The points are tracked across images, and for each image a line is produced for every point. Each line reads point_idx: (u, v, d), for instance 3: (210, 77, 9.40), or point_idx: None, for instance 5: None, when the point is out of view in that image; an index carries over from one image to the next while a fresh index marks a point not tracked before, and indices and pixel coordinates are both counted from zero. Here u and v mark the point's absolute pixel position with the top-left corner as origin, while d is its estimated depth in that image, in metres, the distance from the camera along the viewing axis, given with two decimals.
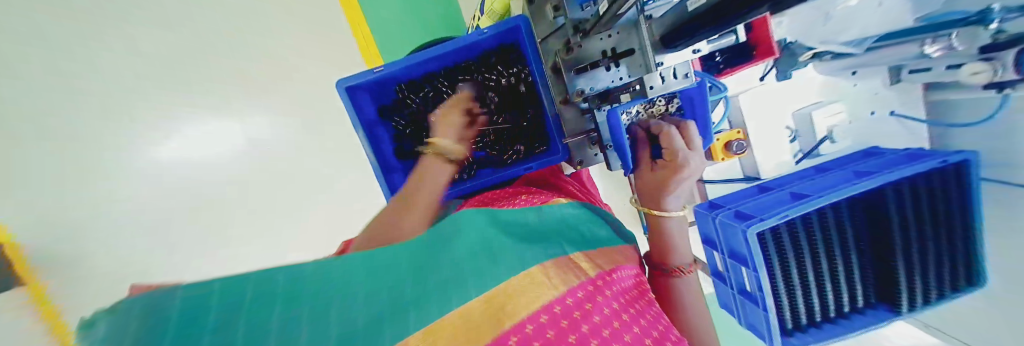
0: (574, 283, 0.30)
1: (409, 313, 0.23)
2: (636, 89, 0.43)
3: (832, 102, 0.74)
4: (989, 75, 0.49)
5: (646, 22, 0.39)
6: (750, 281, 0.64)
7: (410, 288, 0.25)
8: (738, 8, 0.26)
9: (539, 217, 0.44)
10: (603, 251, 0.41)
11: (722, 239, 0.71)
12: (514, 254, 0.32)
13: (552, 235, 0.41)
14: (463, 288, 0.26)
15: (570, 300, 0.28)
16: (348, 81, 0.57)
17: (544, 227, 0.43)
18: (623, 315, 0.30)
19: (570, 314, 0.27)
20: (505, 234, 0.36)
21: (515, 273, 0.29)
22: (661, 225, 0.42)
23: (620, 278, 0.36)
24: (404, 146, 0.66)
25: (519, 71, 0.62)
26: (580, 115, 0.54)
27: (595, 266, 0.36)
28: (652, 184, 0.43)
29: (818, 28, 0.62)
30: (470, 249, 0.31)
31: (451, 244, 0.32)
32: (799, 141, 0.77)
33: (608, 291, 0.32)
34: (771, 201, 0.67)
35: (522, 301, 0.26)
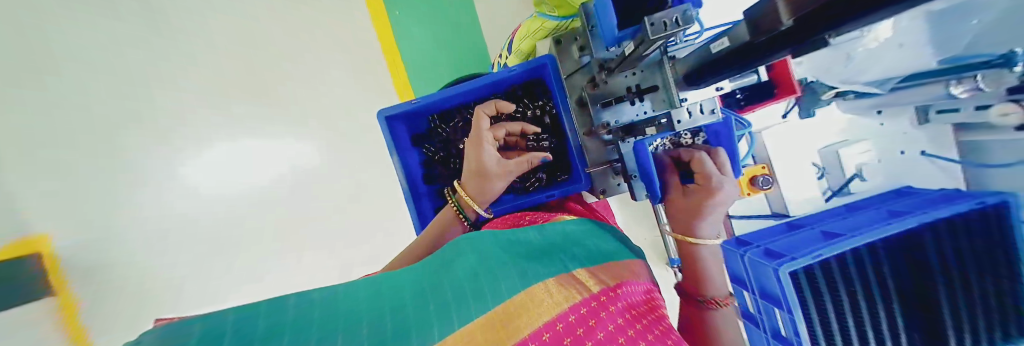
0: (576, 300, 0.30)
1: (412, 331, 0.23)
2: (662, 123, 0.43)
3: (859, 140, 0.73)
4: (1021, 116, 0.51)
5: (670, 62, 0.42)
6: (785, 325, 0.60)
7: (411, 310, 0.26)
8: (765, 48, 0.28)
9: (541, 235, 0.46)
10: (607, 267, 0.40)
11: (752, 278, 0.68)
12: (515, 273, 0.33)
13: (554, 253, 0.41)
14: (463, 308, 0.27)
15: (572, 317, 0.28)
16: (388, 111, 0.62)
17: (546, 244, 0.43)
18: (628, 330, 0.29)
19: (573, 331, 0.27)
20: (506, 255, 0.37)
21: (515, 291, 0.29)
22: (694, 251, 0.43)
23: (626, 293, 0.35)
24: (434, 171, 0.70)
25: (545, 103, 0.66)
26: (602, 145, 0.57)
27: (599, 282, 0.35)
28: (683, 210, 0.45)
29: (839, 69, 0.66)
30: (469, 271, 0.32)
31: (452, 268, 0.33)
32: (827, 178, 0.75)
33: (612, 306, 0.31)
34: (801, 240, 0.65)
35: (525, 319, 0.27)
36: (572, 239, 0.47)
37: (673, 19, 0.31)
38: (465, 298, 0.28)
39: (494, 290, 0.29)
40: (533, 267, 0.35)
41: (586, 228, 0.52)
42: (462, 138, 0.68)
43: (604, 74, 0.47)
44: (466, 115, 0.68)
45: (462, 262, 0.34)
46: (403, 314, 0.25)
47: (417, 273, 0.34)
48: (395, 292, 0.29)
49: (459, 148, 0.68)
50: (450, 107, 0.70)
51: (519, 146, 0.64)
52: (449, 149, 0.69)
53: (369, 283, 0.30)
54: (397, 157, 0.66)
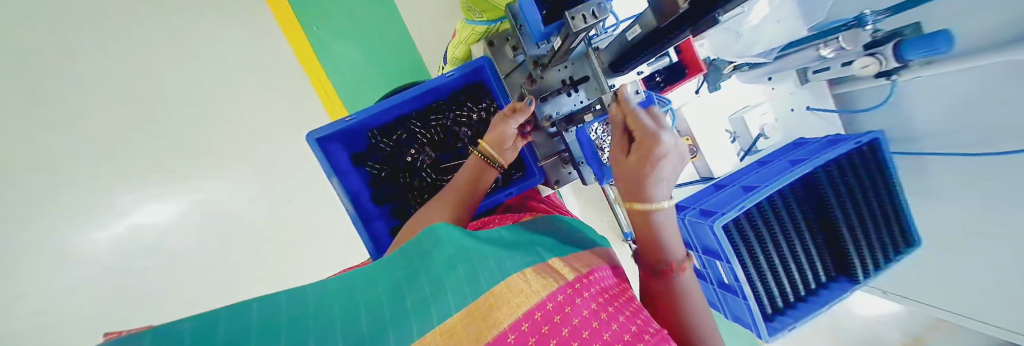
0: (553, 288, 0.31)
1: (386, 340, 0.22)
2: (597, 109, 0.46)
3: (759, 104, 0.84)
4: (876, 66, 0.59)
5: (595, 53, 0.45)
6: (727, 273, 0.68)
7: (388, 315, 0.25)
8: (674, 28, 0.31)
9: (514, 232, 0.45)
10: (580, 257, 0.41)
11: (695, 238, 0.76)
12: (494, 261, 0.32)
13: (529, 244, 0.41)
14: (442, 306, 0.26)
15: (550, 304, 0.28)
16: (318, 133, 0.57)
17: (521, 238, 0.43)
18: (601, 313, 0.30)
19: (551, 318, 0.27)
20: (483, 244, 0.36)
21: (495, 282, 0.29)
22: (649, 219, 0.39)
23: (599, 278, 0.36)
24: (381, 189, 0.65)
25: (488, 105, 0.64)
26: (549, 138, 0.58)
27: (574, 270, 0.36)
28: (628, 173, 0.39)
29: (733, 45, 0.74)
30: (451, 260, 0.31)
31: (430, 255, 0.31)
32: (739, 141, 0.87)
33: (586, 293, 0.32)
34: (730, 195, 0.74)
35: (505, 311, 0.26)
36: (545, 234, 0.47)
37: (591, 12, 0.34)
38: (443, 293, 0.27)
39: (473, 282, 0.28)
40: (512, 257, 0.35)
41: (552, 222, 0.53)
42: (408, 150, 0.65)
43: (539, 70, 0.48)
44: (408, 127, 0.65)
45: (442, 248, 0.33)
46: (379, 321, 0.24)
47: (394, 266, 0.32)
48: (369, 293, 0.27)
49: (406, 161, 0.65)
50: (390, 120, 0.66)
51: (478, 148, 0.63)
52: (395, 163, 0.65)
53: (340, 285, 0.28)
54: (338, 182, 0.61)
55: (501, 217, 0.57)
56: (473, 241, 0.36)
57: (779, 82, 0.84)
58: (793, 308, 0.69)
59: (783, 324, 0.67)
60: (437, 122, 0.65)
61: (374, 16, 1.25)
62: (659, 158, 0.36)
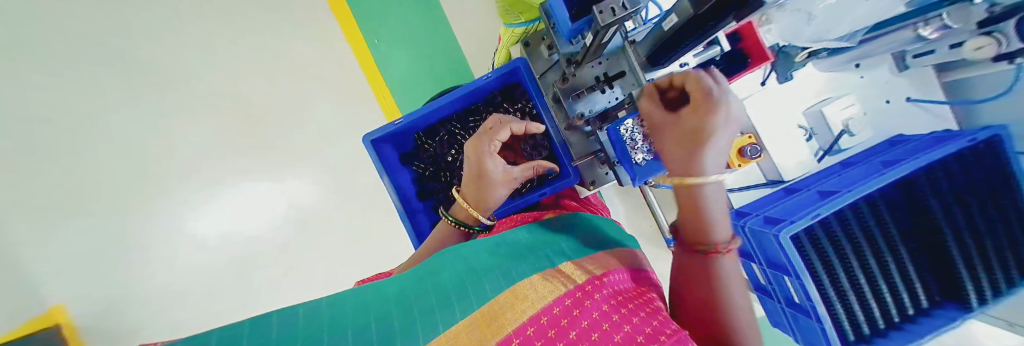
0: (561, 293, 0.31)
1: (394, 338, 0.23)
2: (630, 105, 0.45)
3: (841, 96, 0.73)
4: (995, 47, 0.49)
5: (632, 47, 0.43)
6: (796, 290, 0.60)
7: (396, 319, 0.26)
8: (717, 12, 0.28)
9: (529, 234, 0.46)
10: (596, 257, 0.41)
11: (756, 248, 0.67)
12: (503, 273, 0.34)
13: (542, 248, 0.42)
14: (448, 314, 0.27)
15: (557, 309, 0.28)
16: (372, 135, 0.63)
17: (534, 242, 0.44)
18: (613, 316, 0.28)
19: (558, 322, 0.27)
20: (494, 256, 0.38)
21: (500, 292, 0.30)
22: (694, 196, 0.33)
23: (613, 281, 0.35)
24: (426, 187, 0.70)
25: (524, 105, 0.65)
26: (585, 138, 0.57)
27: (586, 272, 0.36)
28: (675, 138, 0.35)
29: (806, 29, 0.63)
30: (459, 278, 0.33)
31: (439, 275, 0.34)
32: (816, 139, 0.75)
33: (598, 294, 0.31)
34: (798, 203, 0.64)
35: (512, 315, 0.27)
36: (564, 234, 0.48)
37: (621, 4, 0.33)
38: (451, 302, 0.29)
39: (479, 291, 0.30)
40: (518, 267, 0.36)
41: (575, 222, 0.53)
42: (449, 150, 0.69)
43: (572, 68, 0.47)
44: (450, 128, 0.69)
45: (452, 267, 0.35)
46: (388, 322, 0.25)
47: (400, 283, 0.34)
48: (378, 303, 0.29)
49: (446, 160, 0.69)
50: (433, 122, 0.71)
51: (513, 150, 0.66)
52: (437, 162, 0.70)
53: (352, 297, 0.30)
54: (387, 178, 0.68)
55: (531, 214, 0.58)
56: (484, 255, 0.38)
57: (872, 69, 0.72)
58: (884, 337, 0.57)
59: None
60: (475, 123, 0.68)
61: (421, 24, 1.35)
62: (718, 125, 0.32)
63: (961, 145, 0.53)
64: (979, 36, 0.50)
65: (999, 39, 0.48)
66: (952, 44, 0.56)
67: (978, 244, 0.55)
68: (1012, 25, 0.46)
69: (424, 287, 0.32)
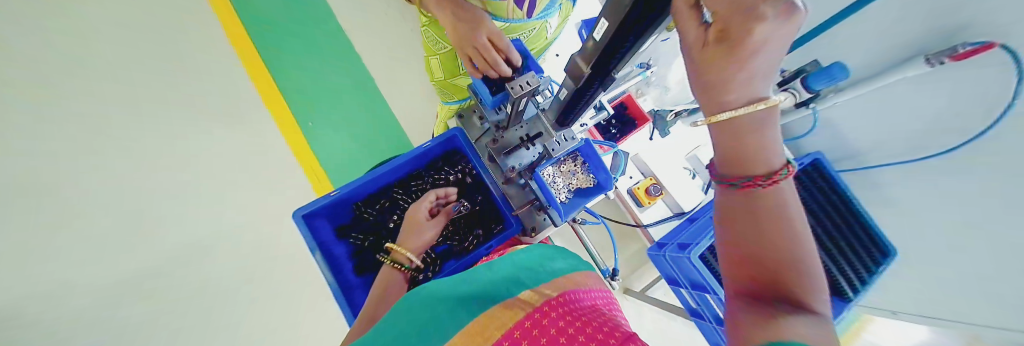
0: (521, 316, 0.33)
1: None
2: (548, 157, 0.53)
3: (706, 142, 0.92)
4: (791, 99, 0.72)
5: (543, 113, 0.55)
6: (716, 304, 0.68)
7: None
8: (590, 85, 0.39)
9: (489, 266, 0.47)
10: (562, 279, 0.42)
11: (680, 273, 0.77)
12: (462, 308, 0.35)
13: (505, 276, 0.42)
14: None
15: (517, 333, 0.30)
16: (303, 209, 0.62)
17: (495, 271, 0.44)
18: (569, 329, 0.31)
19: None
20: (453, 291, 0.39)
21: (461, 328, 0.31)
22: (735, 135, 0.26)
23: (573, 298, 0.37)
24: (366, 259, 0.67)
25: (464, 167, 0.72)
26: (521, 189, 0.65)
27: (543, 295, 0.37)
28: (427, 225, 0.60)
29: (668, 96, 0.94)
30: (417, 323, 0.33)
31: (398, 325, 0.35)
32: (699, 176, 0.91)
33: (555, 313, 0.33)
34: (699, 227, 0.77)
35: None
36: (530, 263, 0.46)
37: (526, 82, 0.44)
38: None
39: (440, 333, 0.32)
40: (479, 301, 0.36)
41: (552, 250, 0.50)
42: (393, 217, 0.69)
43: (499, 132, 0.57)
44: (392, 195, 0.71)
45: (412, 312, 0.36)
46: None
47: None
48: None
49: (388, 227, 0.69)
50: (373, 191, 0.72)
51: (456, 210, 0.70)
52: (378, 230, 0.69)
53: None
54: (321, 253, 0.64)
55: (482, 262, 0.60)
56: (445, 291, 0.39)
57: None
58: None
59: None
60: (417, 187, 0.71)
61: (357, 105, 1.42)
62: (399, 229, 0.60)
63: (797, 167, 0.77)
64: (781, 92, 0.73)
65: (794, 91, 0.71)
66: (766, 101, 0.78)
67: (822, 245, 0.72)
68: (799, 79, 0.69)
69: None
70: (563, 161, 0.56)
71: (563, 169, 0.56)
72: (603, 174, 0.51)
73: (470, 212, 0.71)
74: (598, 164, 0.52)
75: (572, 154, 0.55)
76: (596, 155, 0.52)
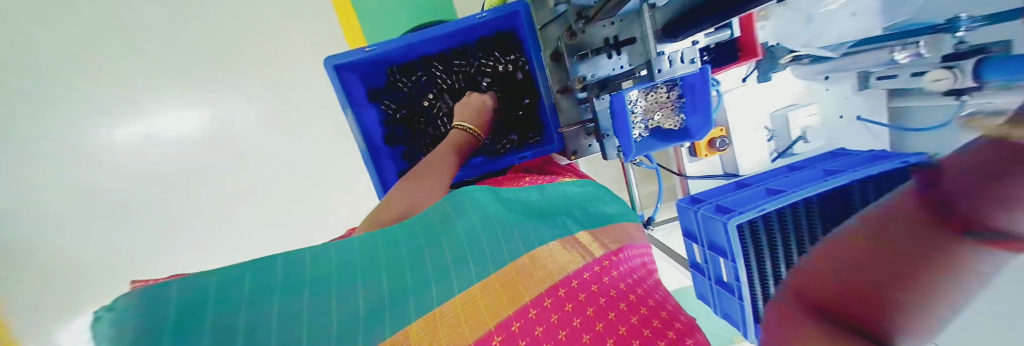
0: (582, 264, 0.37)
1: (418, 292, 0.31)
2: (641, 75, 0.42)
3: (808, 104, 0.77)
4: (949, 82, 0.53)
5: (649, 11, 0.40)
6: (727, 271, 0.65)
7: (412, 297, 0.30)
8: None
9: (543, 194, 0.49)
10: (606, 228, 0.46)
11: (703, 231, 0.71)
12: (519, 231, 0.38)
13: (561, 213, 0.46)
14: (467, 270, 0.33)
15: (587, 275, 0.36)
16: (337, 58, 0.54)
17: (547, 203, 0.48)
18: (621, 293, 0.35)
19: (575, 296, 0.33)
20: (508, 210, 0.42)
21: (520, 256, 0.35)
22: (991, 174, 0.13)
23: (625, 257, 0.41)
24: (396, 132, 0.63)
25: (518, 58, 0.60)
26: (576, 105, 0.54)
27: (602, 246, 0.41)
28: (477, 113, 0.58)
29: (800, 32, 0.65)
30: (475, 227, 0.37)
31: (456, 221, 0.38)
32: (775, 141, 0.80)
33: (612, 271, 0.38)
34: (747, 196, 0.68)
35: (533, 283, 0.33)
36: (576, 202, 0.50)
37: None
38: (470, 260, 0.34)
39: (497, 255, 0.35)
40: (538, 231, 0.40)
41: (588, 189, 0.53)
42: (429, 95, 0.62)
43: (581, 24, 0.43)
44: (431, 69, 0.61)
45: (471, 215, 0.39)
46: (408, 298, 0.30)
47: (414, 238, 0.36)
48: (394, 272, 0.32)
49: (423, 106, 0.63)
50: (411, 58, 0.62)
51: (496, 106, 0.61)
52: (411, 105, 0.63)
53: (368, 256, 0.33)
54: (351, 115, 0.60)
55: (522, 180, 0.55)
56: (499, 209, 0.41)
57: (836, 84, 0.77)
58: None
59: None
60: (460, 68, 0.62)
61: None
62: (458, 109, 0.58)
63: (895, 164, 0.59)
64: (939, 68, 0.54)
65: (957, 73, 0.51)
66: (916, 72, 0.58)
67: None
68: (972, 64, 0.50)
69: (441, 251, 0.35)
70: (656, 88, 0.43)
71: (652, 98, 0.44)
72: (703, 115, 0.41)
73: (511, 114, 0.63)
74: (700, 104, 0.41)
75: (670, 82, 0.42)
76: (709, 89, 0.39)
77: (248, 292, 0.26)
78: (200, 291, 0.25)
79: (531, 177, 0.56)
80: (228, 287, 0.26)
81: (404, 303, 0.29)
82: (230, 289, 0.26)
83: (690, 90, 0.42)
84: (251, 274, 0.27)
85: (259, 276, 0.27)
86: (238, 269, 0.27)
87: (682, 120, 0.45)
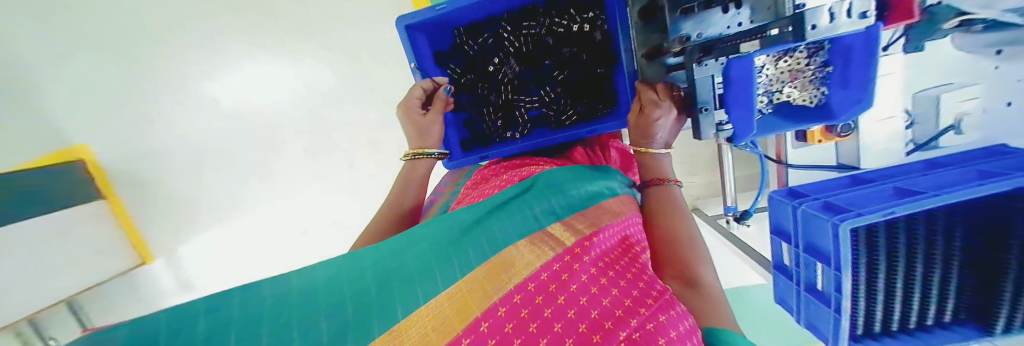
0: (550, 256, 0.30)
1: (393, 307, 0.24)
2: (787, 31, 0.34)
3: (969, 85, 0.60)
4: None
5: None
6: (824, 279, 0.56)
7: (376, 320, 0.23)
8: None
9: (518, 194, 0.44)
10: (589, 211, 0.39)
11: (801, 231, 0.61)
12: (487, 238, 0.34)
13: (530, 206, 0.40)
14: (429, 283, 0.27)
15: (556, 265, 0.29)
16: (408, 18, 0.53)
17: (516, 203, 0.42)
18: (602, 279, 0.29)
19: (545, 288, 0.27)
20: (467, 226, 0.37)
21: (484, 260, 0.30)
22: None
23: (603, 239, 0.34)
24: (460, 98, 0.61)
25: (596, 16, 0.53)
26: (665, 72, 0.46)
27: (575, 234, 0.35)
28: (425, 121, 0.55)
29: None
30: (436, 247, 0.33)
31: (411, 248, 0.33)
32: (914, 129, 0.64)
33: (587, 257, 0.31)
34: (866, 195, 0.57)
35: (499, 284, 0.27)
36: (557, 186, 0.43)
37: None
38: (433, 270, 0.29)
39: (463, 260, 0.30)
40: (504, 231, 0.35)
41: (571, 170, 0.48)
42: (494, 59, 0.58)
43: None
44: (497, 30, 0.57)
45: (428, 240, 0.34)
46: (410, 288, 0.26)
47: (365, 258, 0.31)
48: (355, 291, 0.26)
49: (486, 71, 0.59)
50: (479, 18, 0.58)
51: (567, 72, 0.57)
52: (476, 70, 0.59)
53: (329, 281, 0.27)
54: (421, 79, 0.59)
55: (522, 169, 0.52)
56: (457, 227, 0.37)
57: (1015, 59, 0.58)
58: (892, 337, 0.59)
59: None
60: (529, 30, 0.56)
61: None
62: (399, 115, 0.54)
63: None
64: None
65: None
66: None
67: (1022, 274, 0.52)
68: None
69: (400, 271, 0.29)
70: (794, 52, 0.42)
71: (784, 65, 0.43)
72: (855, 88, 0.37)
73: (582, 82, 0.57)
74: (853, 78, 0.37)
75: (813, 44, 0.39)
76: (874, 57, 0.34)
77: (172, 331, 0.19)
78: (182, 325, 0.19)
79: (540, 165, 0.52)
80: (214, 320, 0.21)
81: (368, 324, 0.23)
82: (155, 337, 0.19)
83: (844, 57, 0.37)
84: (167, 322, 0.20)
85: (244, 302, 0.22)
86: (219, 297, 0.22)
87: (823, 95, 0.42)
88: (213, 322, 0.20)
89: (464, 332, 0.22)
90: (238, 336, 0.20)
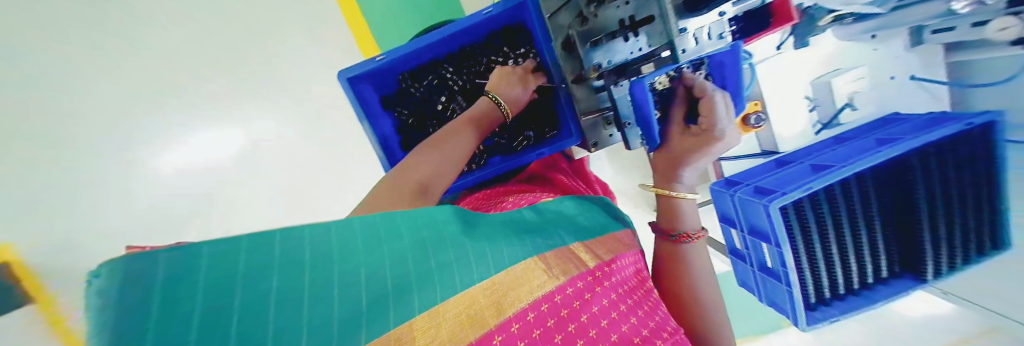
0: (574, 274, 0.35)
1: (432, 287, 0.26)
2: (661, 58, 0.45)
3: (855, 67, 0.69)
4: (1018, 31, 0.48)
5: None
6: (771, 257, 0.61)
7: (416, 294, 0.25)
8: None
9: (539, 212, 0.46)
10: (604, 239, 0.44)
11: (743, 214, 0.65)
12: (518, 241, 0.36)
13: (555, 226, 0.43)
14: (466, 272, 0.29)
15: (580, 284, 0.34)
16: (349, 72, 0.55)
17: (543, 220, 0.44)
18: (620, 306, 0.36)
19: (570, 304, 0.32)
20: (496, 222, 0.39)
21: (518, 261, 0.33)
22: (672, 208, 0.45)
23: (619, 268, 0.40)
24: (409, 137, 0.63)
25: (528, 51, 0.58)
26: (592, 94, 0.53)
27: (595, 257, 0.39)
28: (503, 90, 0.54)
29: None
30: (472, 233, 0.34)
31: (449, 223, 0.33)
32: (818, 111, 0.72)
33: (606, 282, 0.37)
34: (792, 174, 0.63)
35: (527, 289, 0.31)
36: (569, 216, 0.47)
37: None
38: (470, 257, 0.30)
39: (498, 257, 0.32)
40: (533, 240, 0.37)
41: (582, 202, 0.51)
42: (440, 99, 0.62)
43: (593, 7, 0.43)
44: (441, 72, 0.61)
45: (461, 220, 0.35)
46: (445, 272, 0.28)
47: (409, 222, 0.30)
48: (395, 258, 0.26)
49: (435, 110, 0.62)
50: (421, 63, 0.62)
51: None
52: (423, 110, 0.62)
53: (370, 238, 0.26)
54: (368, 125, 0.61)
55: (525, 193, 0.54)
56: (488, 222, 0.38)
57: (885, 42, 0.68)
58: (841, 299, 0.64)
59: (825, 315, 0.62)
60: (471, 69, 0.61)
61: None
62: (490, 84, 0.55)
63: (956, 128, 0.53)
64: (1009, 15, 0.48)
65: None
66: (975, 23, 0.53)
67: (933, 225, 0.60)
68: None
69: (443, 248, 0.30)
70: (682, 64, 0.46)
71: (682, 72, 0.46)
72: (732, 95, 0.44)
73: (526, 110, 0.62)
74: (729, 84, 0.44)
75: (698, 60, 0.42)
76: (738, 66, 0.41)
77: (213, 272, 0.17)
78: (226, 256, 0.18)
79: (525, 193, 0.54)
80: (261, 253, 0.20)
81: (407, 300, 0.24)
82: (198, 273, 0.16)
83: (719, 70, 0.44)
84: (223, 250, 0.18)
85: (285, 238, 0.21)
86: (267, 232, 0.20)
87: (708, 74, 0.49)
88: (257, 262, 0.19)
89: (495, 330, 0.27)
90: (282, 280, 0.20)
